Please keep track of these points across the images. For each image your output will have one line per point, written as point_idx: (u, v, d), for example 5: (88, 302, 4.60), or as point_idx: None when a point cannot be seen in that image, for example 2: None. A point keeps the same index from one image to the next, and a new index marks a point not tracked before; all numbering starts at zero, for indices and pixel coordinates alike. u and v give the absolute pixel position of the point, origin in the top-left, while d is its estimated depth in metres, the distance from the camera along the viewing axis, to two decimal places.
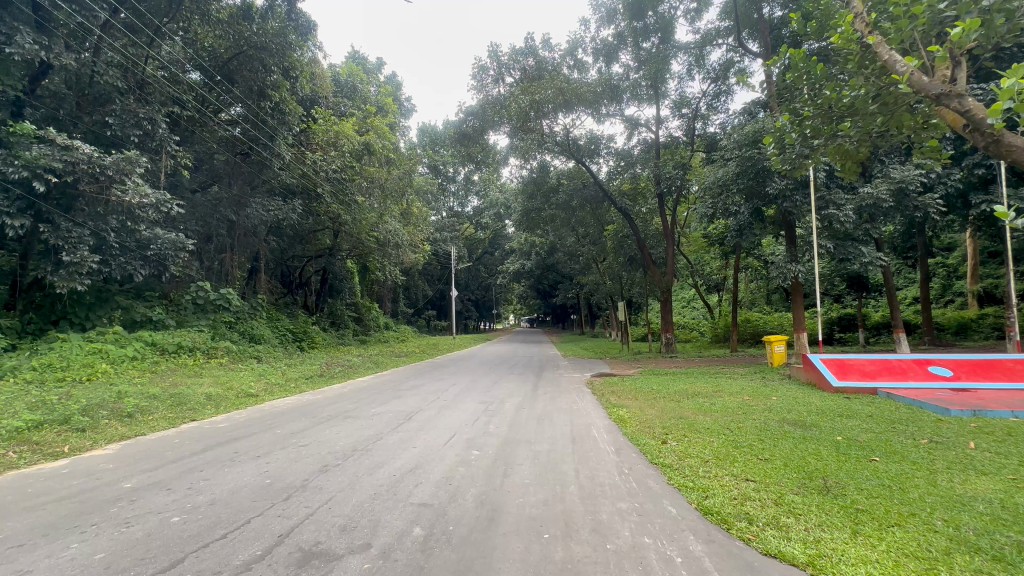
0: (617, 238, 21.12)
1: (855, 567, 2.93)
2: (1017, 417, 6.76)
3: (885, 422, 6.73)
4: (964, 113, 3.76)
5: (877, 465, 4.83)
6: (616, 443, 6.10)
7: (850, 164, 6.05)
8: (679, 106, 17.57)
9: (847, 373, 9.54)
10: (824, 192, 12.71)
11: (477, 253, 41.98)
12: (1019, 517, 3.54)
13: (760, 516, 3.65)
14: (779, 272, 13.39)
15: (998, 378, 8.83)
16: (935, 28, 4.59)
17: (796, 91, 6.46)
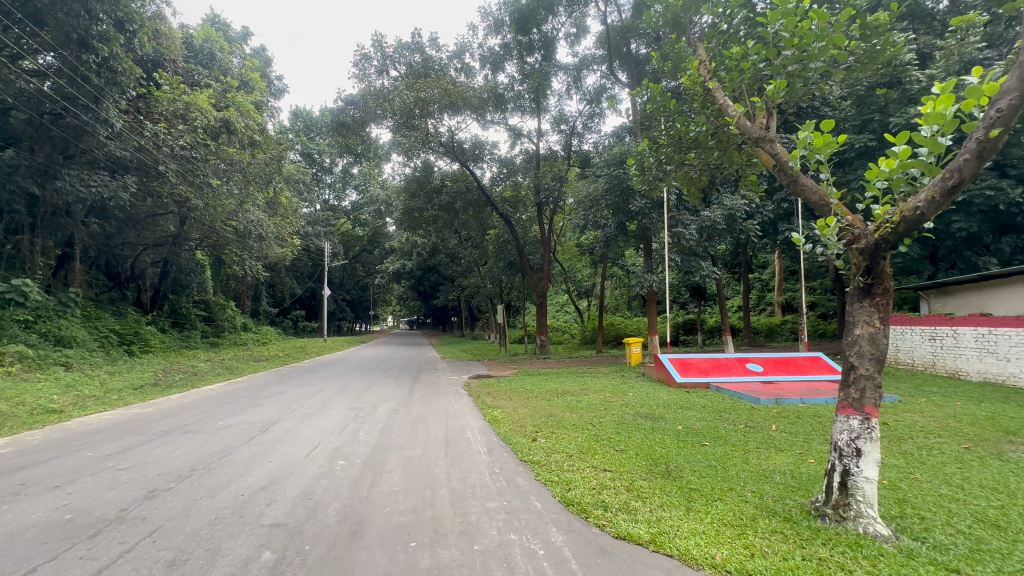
0: (498, 243, 21.68)
1: (687, 539, 3.36)
2: (805, 403, 8.44)
3: (714, 411, 7.91)
4: (773, 156, 4.61)
5: (706, 449, 5.65)
6: (488, 443, 6.21)
7: (694, 189, 7.04)
8: (558, 122, 18.74)
9: (688, 370, 11.04)
10: (674, 212, 14.70)
11: (354, 250, 39.72)
12: (803, 484, 4.42)
13: (613, 503, 3.99)
14: (638, 281, 15.00)
15: (793, 372, 10.97)
16: (757, 83, 5.55)
17: (655, 121, 7.28)
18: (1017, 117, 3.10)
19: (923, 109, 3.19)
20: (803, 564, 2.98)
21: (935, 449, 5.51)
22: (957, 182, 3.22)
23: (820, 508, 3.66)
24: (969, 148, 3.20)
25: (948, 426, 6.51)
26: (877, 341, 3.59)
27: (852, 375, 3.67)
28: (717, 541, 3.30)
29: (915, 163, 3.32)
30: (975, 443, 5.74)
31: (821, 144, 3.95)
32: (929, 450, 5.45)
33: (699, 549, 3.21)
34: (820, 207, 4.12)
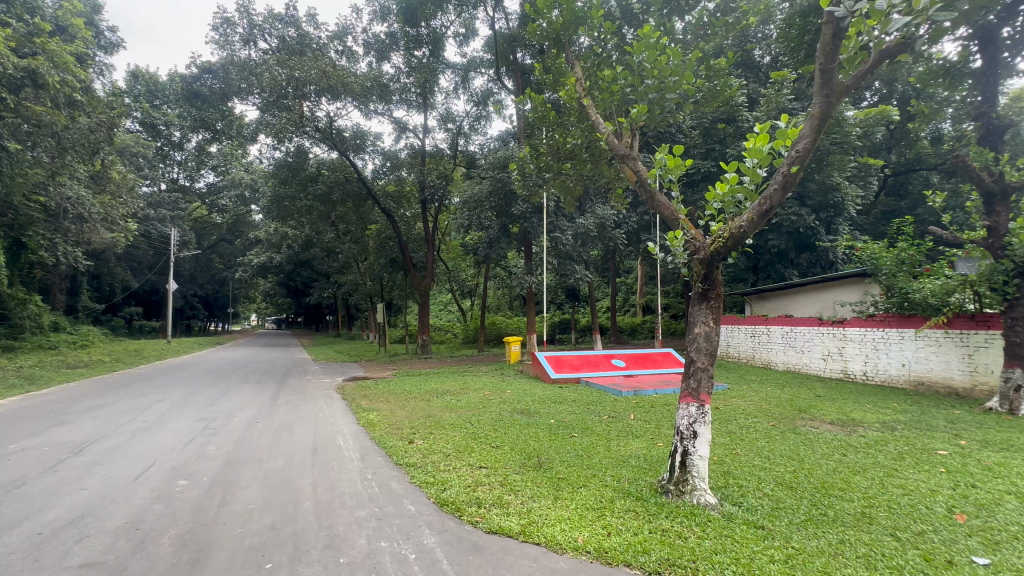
0: (379, 239, 20.81)
1: (553, 526, 3.56)
2: (658, 393, 9.55)
3: (583, 404, 8.54)
4: (635, 172, 5.14)
5: (574, 440, 6.08)
6: (361, 448, 5.91)
7: (569, 198, 7.53)
8: (445, 120, 18.63)
9: (561, 366, 11.78)
10: (552, 217, 15.55)
11: (209, 239, 34.98)
12: (653, 466, 4.99)
13: (487, 499, 4.08)
14: (519, 282, 15.60)
15: (649, 366, 12.34)
16: (624, 106, 6.13)
17: (537, 129, 7.63)
18: (810, 158, 3.83)
19: (750, 143, 3.79)
20: (650, 537, 3.36)
21: (752, 427, 6.63)
22: (768, 207, 3.90)
23: (665, 485, 4.15)
24: (777, 180, 3.88)
25: (761, 408, 7.89)
26: (711, 338, 4.20)
27: (692, 368, 4.24)
28: (579, 525, 3.55)
29: (740, 189, 3.95)
30: (779, 421, 7.05)
31: (672, 166, 4.51)
32: (748, 428, 6.54)
33: (564, 534, 3.42)
34: (671, 221, 4.70)
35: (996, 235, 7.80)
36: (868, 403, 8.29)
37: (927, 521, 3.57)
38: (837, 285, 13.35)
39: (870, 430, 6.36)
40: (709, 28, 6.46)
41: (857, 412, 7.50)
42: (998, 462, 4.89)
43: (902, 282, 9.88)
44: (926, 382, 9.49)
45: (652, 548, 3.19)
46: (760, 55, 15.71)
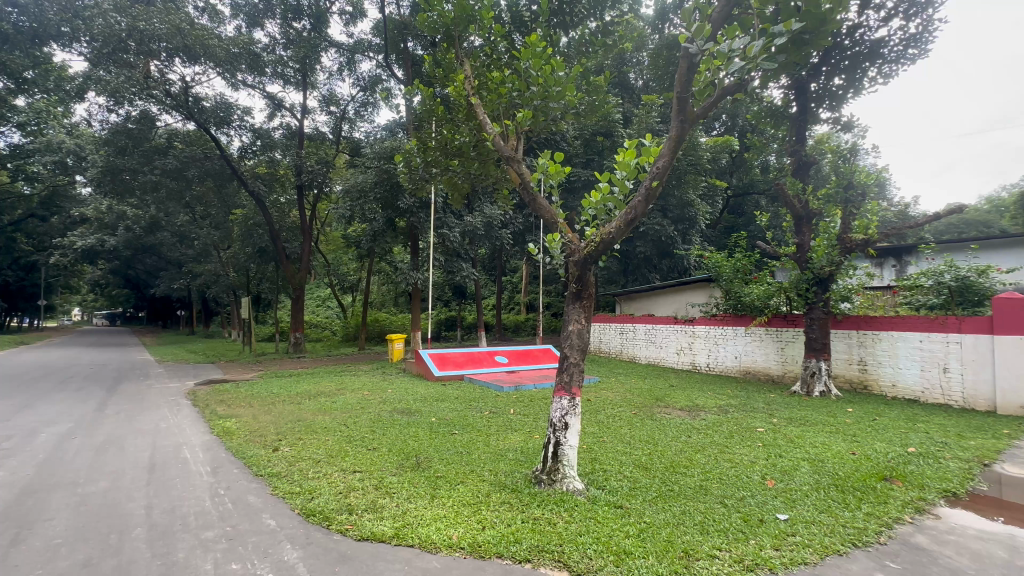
0: (245, 225, 18.64)
1: (428, 526, 3.51)
2: (537, 388, 10.02)
3: (465, 401, 8.61)
4: (519, 175, 5.29)
5: (455, 437, 6.08)
6: (214, 461, 5.22)
7: (456, 195, 7.52)
8: (327, 103, 17.36)
9: (445, 364, 11.74)
10: (440, 214, 15.36)
11: (12, 214, 28.15)
12: (529, 458, 5.20)
13: (360, 504, 3.89)
14: (403, 278, 15.27)
15: (530, 362, 12.86)
16: (511, 109, 6.27)
17: (426, 123, 7.47)
18: (668, 175, 4.29)
19: (621, 155, 4.12)
20: (521, 526, 3.49)
21: (617, 416, 7.29)
22: (633, 217, 4.28)
23: (537, 476, 4.37)
24: (641, 192, 4.28)
25: (625, 398, 8.71)
26: (583, 334, 4.50)
27: (565, 363, 4.50)
28: (454, 522, 3.56)
29: (610, 198, 4.28)
30: (640, 409, 7.86)
31: (553, 172, 4.74)
32: (614, 417, 7.18)
33: (438, 533, 3.40)
34: (551, 224, 4.92)
35: (802, 251, 9.55)
36: (709, 390, 9.64)
37: (747, 488, 4.26)
38: (689, 288, 15.51)
39: (710, 414, 7.40)
40: (590, 46, 6.91)
41: (701, 399, 8.67)
42: (797, 435, 6.03)
43: (737, 288, 11.59)
44: (752, 372, 11.32)
45: (523, 537, 3.32)
46: (634, 79, 17.29)
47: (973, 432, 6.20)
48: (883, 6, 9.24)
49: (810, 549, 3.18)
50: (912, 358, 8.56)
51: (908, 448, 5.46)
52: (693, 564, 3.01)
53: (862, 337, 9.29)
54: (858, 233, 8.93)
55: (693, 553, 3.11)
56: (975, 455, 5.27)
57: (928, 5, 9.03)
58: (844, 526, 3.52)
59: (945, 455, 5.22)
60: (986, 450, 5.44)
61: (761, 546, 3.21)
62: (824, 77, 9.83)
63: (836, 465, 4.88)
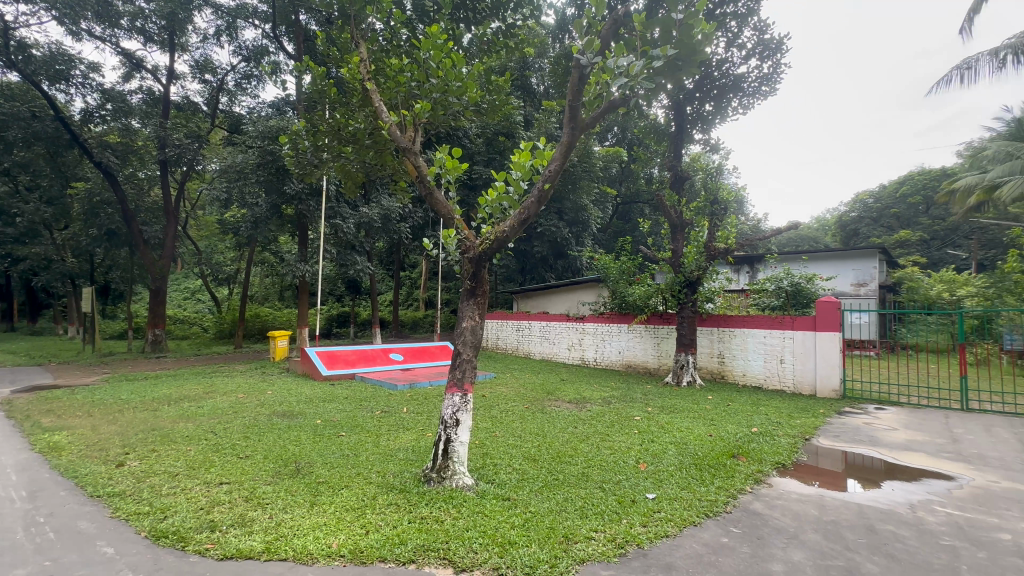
0: (89, 202, 15.74)
1: (305, 536, 3.28)
2: (432, 385, 9.88)
3: (355, 401, 8.19)
4: (416, 168, 5.15)
5: (342, 439, 5.76)
6: (33, 483, 4.33)
7: (351, 184, 7.12)
8: (200, 70, 15.34)
9: (335, 362, 11.04)
10: (333, 203, 14.40)
11: None
12: (420, 457, 5.11)
13: (225, 520, 3.50)
14: (289, 270, 14.02)
15: (426, 359, 12.64)
16: (410, 99, 6.07)
17: (318, 105, 6.95)
18: (559, 178, 4.47)
19: (518, 155, 4.21)
20: (407, 527, 3.41)
21: (510, 410, 7.48)
22: (526, 216, 4.40)
23: (427, 474, 4.31)
24: (534, 194, 4.40)
25: (519, 393, 8.97)
26: (476, 331, 4.52)
27: (458, 359, 4.48)
28: (335, 529, 3.36)
29: (505, 197, 4.36)
30: (532, 403, 8.15)
31: (451, 167, 4.69)
32: (506, 412, 7.35)
33: (315, 542, 3.19)
34: (447, 220, 4.87)
35: (676, 256, 10.65)
36: (595, 383, 10.32)
37: (623, 472, 4.63)
38: (581, 287, 16.54)
39: (595, 406, 7.93)
40: (492, 46, 6.94)
41: (588, 392, 9.23)
42: (667, 422, 6.72)
43: (621, 288, 12.54)
44: (632, 365, 12.35)
45: (408, 538, 3.25)
46: (536, 84, 17.80)
47: (799, 412, 7.44)
48: (744, 46, 10.64)
49: (673, 523, 3.55)
50: (758, 351, 10.00)
51: (752, 428, 6.37)
52: (571, 546, 3.19)
53: (721, 334, 10.61)
54: (720, 243, 10.17)
55: (572, 537, 3.30)
56: (799, 431, 6.32)
57: (778, 51, 10.59)
58: (700, 500, 3.99)
59: (778, 432, 6.19)
60: (807, 426, 6.56)
61: (631, 524, 3.52)
62: (697, 102, 11.06)
63: (696, 446, 5.53)
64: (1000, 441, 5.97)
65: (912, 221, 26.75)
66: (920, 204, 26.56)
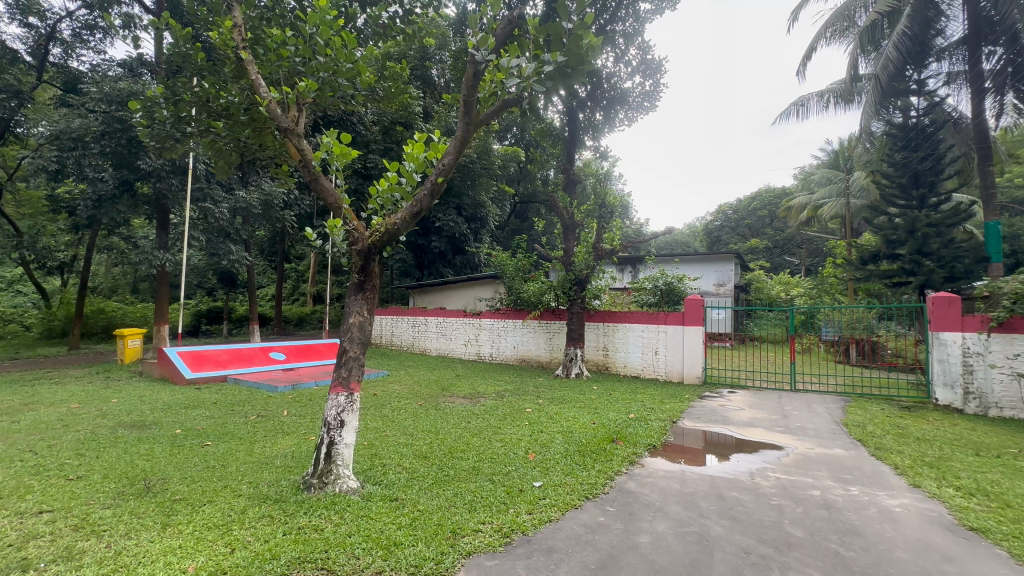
0: None
1: (154, 563, 2.86)
2: (319, 386, 9.25)
3: (226, 407, 7.34)
4: (300, 151, 4.74)
5: (208, 449, 5.13)
6: None
7: (222, 164, 6.37)
8: (20, 10, 12.51)
9: (201, 364, 9.77)
10: (202, 183, 12.71)
11: None
12: (300, 463, 4.74)
13: (45, 555, 2.92)
14: (143, 258, 12.06)
15: (312, 358, 11.78)
16: (293, 76, 5.56)
17: (181, 69, 6.07)
18: (453, 173, 4.41)
19: (411, 146, 4.10)
20: (281, 540, 3.15)
21: (402, 408, 7.29)
22: (418, 209, 4.28)
23: (307, 481, 4.04)
24: (427, 187, 4.30)
25: (412, 390, 8.79)
26: (364, 328, 4.30)
27: (344, 358, 4.23)
28: (192, 551, 2.98)
29: (397, 188, 4.22)
30: (426, 400, 8.03)
31: (339, 153, 4.39)
32: (398, 410, 7.15)
33: (166, 569, 2.80)
34: (334, 209, 4.57)
35: (568, 255, 11.23)
36: (490, 378, 10.49)
37: (512, 464, 4.77)
38: (477, 284, 16.82)
39: (488, 400, 8.07)
40: (388, 31, 6.64)
41: (482, 387, 9.35)
42: (556, 412, 7.06)
43: (517, 285, 12.86)
44: (526, 359, 12.78)
45: (282, 551, 3.00)
46: (437, 75, 17.44)
47: (669, 398, 8.31)
48: (631, 63, 11.54)
49: (556, 508, 3.74)
50: (637, 344, 10.94)
51: (629, 414, 6.97)
52: (458, 541, 3.21)
53: (606, 328, 11.40)
54: (607, 245, 10.91)
55: (460, 531, 3.31)
56: (668, 415, 7.07)
57: (658, 71, 11.64)
58: (581, 483, 4.27)
59: (651, 417, 6.87)
60: (675, 410, 7.36)
61: (517, 513, 3.63)
62: (589, 110, 11.73)
63: (580, 433, 5.90)
64: (817, 414, 7.26)
65: (760, 231, 31.34)
66: (766, 217, 31.22)
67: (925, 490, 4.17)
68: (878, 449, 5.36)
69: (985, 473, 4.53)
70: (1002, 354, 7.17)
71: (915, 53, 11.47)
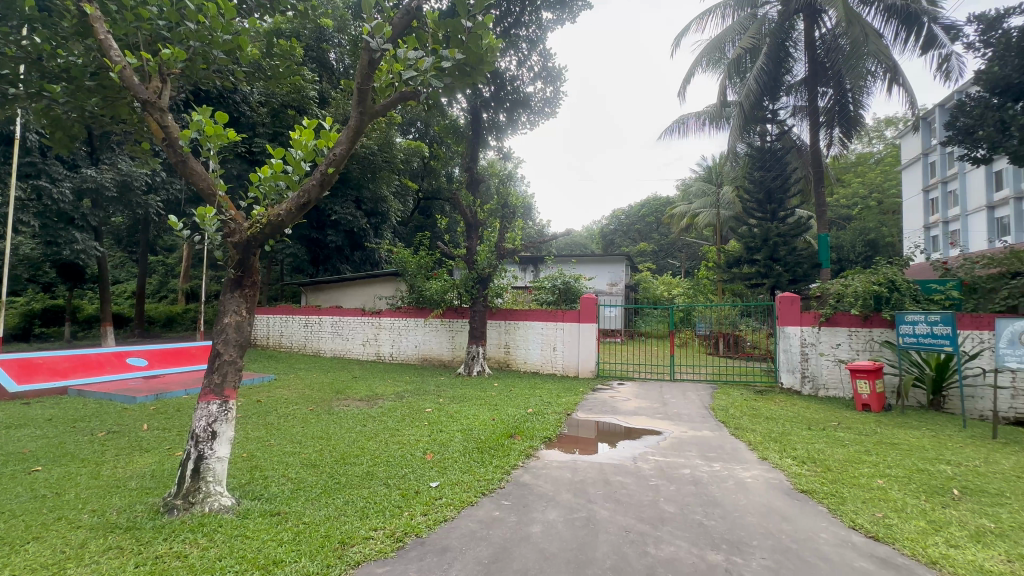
0: None
1: None
2: (189, 395, 8.22)
3: (66, 423, 6.20)
4: (162, 127, 4.13)
5: (38, 475, 4.29)
6: None
7: (58, 133, 5.37)
8: None
9: (33, 375, 8.03)
10: (34, 156, 10.60)
11: None
12: (161, 482, 4.17)
13: None
14: None
15: (182, 363, 10.42)
16: (154, 39, 4.84)
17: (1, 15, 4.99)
18: (345, 164, 4.16)
19: (299, 131, 3.79)
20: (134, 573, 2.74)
21: (290, 415, 6.73)
22: (306, 200, 3.97)
23: (169, 503, 3.57)
24: (315, 176, 4.01)
25: (303, 394, 8.19)
26: (242, 328, 3.90)
27: (216, 361, 3.80)
28: None
29: (281, 176, 3.87)
30: (317, 404, 7.52)
31: (212, 133, 3.90)
32: (286, 417, 6.59)
33: None
34: (206, 195, 4.06)
35: (470, 254, 11.22)
36: (389, 379, 10.15)
37: (409, 465, 4.66)
38: (378, 282, 16.40)
39: (387, 401, 7.78)
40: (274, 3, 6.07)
41: (381, 388, 9.01)
42: (457, 411, 7.04)
43: (419, 282, 12.57)
44: (428, 358, 12.58)
45: None
46: (335, 59, 16.40)
47: (565, 392, 8.73)
48: (533, 68, 11.88)
49: (452, 507, 3.73)
50: (537, 341, 11.31)
51: (527, 409, 7.20)
52: (347, 551, 3.05)
53: (507, 326, 11.60)
54: (509, 245, 11.18)
55: (349, 540, 3.16)
56: (564, 408, 7.41)
57: (558, 79, 12.14)
58: (478, 480, 4.31)
59: (547, 410, 7.16)
60: (570, 403, 7.75)
61: (412, 515, 3.56)
62: (493, 110, 11.88)
63: (480, 431, 5.95)
64: (690, 401, 8.12)
65: (648, 236, 34.26)
66: (652, 223, 34.22)
67: (770, 462, 4.87)
68: (737, 429, 6.15)
69: (813, 444, 5.42)
70: (828, 344, 8.62)
71: (770, 86, 13.26)
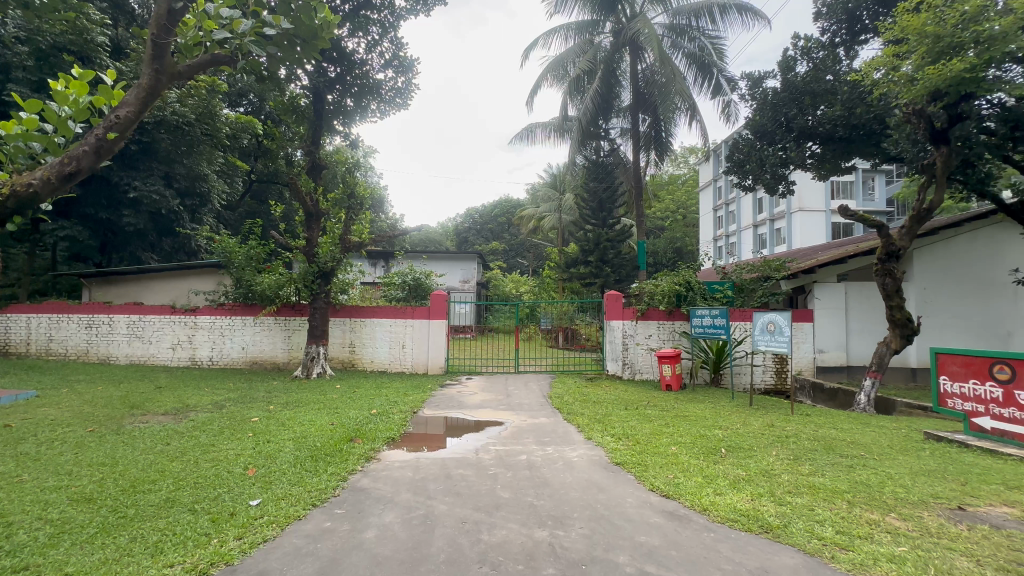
0: None
1: None
2: None
3: None
4: None
5: None
6: None
7: None
8: None
9: None
10: None
11: None
12: None
13: None
14: None
15: None
16: None
17: None
18: (133, 130, 3.41)
19: (61, 82, 2.96)
20: None
21: (57, 440, 5.32)
22: (72, 168, 3.15)
23: None
24: (88, 141, 3.20)
25: (79, 413, 6.55)
26: None
27: None
28: None
29: (34, 136, 2.99)
30: (101, 424, 6.08)
31: None
32: (49, 443, 5.18)
33: None
34: None
35: (310, 245, 10.29)
36: (206, 387, 8.73)
37: (225, 485, 4.07)
38: (193, 274, 13.88)
39: (200, 413, 6.67)
40: None
41: (193, 398, 7.70)
42: (290, 418, 6.37)
43: (247, 276, 11.04)
44: (258, 361, 11.18)
45: None
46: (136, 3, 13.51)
47: (413, 390, 8.59)
48: (383, 55, 11.36)
49: (274, 525, 3.37)
50: (384, 339, 10.89)
51: (371, 410, 6.88)
52: None
53: (352, 324, 10.93)
54: (355, 237, 10.54)
55: None
56: (410, 406, 7.29)
57: (411, 70, 11.82)
58: (309, 491, 3.97)
59: (392, 410, 6.94)
60: (416, 401, 7.65)
61: (222, 542, 3.12)
62: (337, 93, 11.11)
63: (315, 437, 5.48)
64: (530, 391, 8.72)
65: (499, 235, 35.87)
66: (504, 223, 35.91)
67: (593, 441, 5.49)
68: (569, 414, 6.78)
69: (628, 421, 6.28)
70: (643, 335, 10.08)
71: (603, 108, 14.87)
